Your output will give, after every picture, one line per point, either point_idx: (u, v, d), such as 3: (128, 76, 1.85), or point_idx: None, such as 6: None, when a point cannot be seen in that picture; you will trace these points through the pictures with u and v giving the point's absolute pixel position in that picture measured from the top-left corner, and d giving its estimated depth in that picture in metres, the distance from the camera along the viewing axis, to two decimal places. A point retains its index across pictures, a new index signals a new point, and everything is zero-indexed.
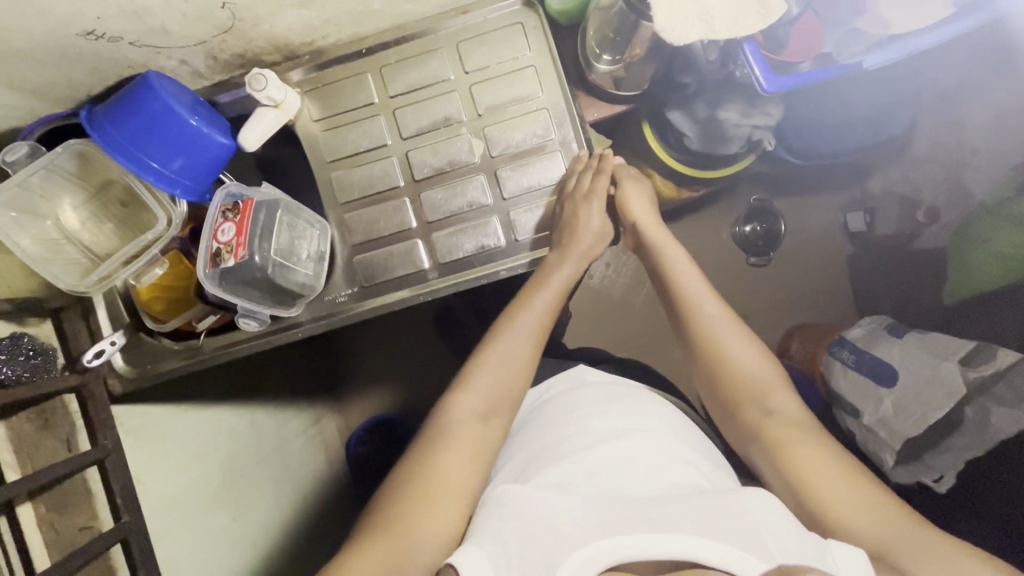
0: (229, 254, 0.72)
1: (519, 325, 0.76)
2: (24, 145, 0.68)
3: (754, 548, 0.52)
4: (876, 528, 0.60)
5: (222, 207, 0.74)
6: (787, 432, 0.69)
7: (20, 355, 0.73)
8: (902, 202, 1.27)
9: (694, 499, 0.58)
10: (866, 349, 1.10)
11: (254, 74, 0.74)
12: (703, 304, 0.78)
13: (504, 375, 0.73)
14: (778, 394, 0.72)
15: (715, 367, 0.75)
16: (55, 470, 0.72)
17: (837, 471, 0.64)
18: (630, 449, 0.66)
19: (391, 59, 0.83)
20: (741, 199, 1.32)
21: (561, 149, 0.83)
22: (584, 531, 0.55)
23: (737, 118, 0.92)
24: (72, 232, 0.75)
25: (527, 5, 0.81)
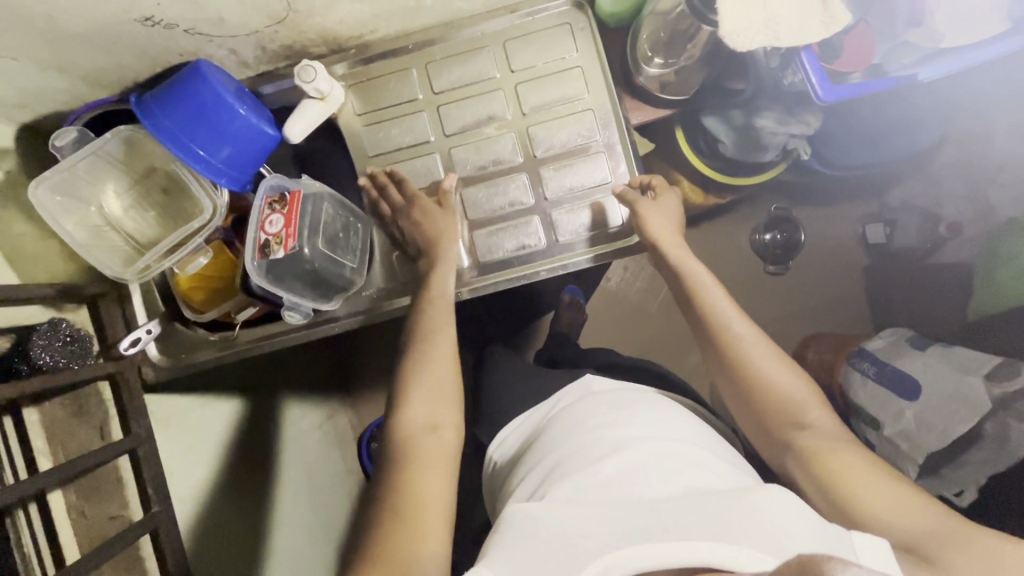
0: (278, 245, 0.70)
1: (436, 333, 0.73)
2: (72, 131, 0.68)
3: (770, 547, 0.53)
4: (915, 528, 0.59)
5: (268, 199, 0.72)
6: (825, 445, 0.66)
7: (58, 341, 0.73)
8: (921, 218, 1.25)
9: (710, 499, 0.58)
10: (888, 361, 1.10)
11: (303, 66, 0.74)
12: (731, 322, 0.75)
13: (440, 382, 0.70)
14: (814, 410, 0.69)
15: (746, 387, 0.72)
16: (88, 459, 0.71)
17: (874, 477, 0.63)
18: (650, 453, 0.65)
19: (437, 56, 0.83)
20: (761, 208, 1.32)
21: (604, 151, 0.82)
22: (597, 543, 0.55)
23: (774, 126, 0.91)
24: (115, 219, 0.75)
25: (577, 7, 0.81)
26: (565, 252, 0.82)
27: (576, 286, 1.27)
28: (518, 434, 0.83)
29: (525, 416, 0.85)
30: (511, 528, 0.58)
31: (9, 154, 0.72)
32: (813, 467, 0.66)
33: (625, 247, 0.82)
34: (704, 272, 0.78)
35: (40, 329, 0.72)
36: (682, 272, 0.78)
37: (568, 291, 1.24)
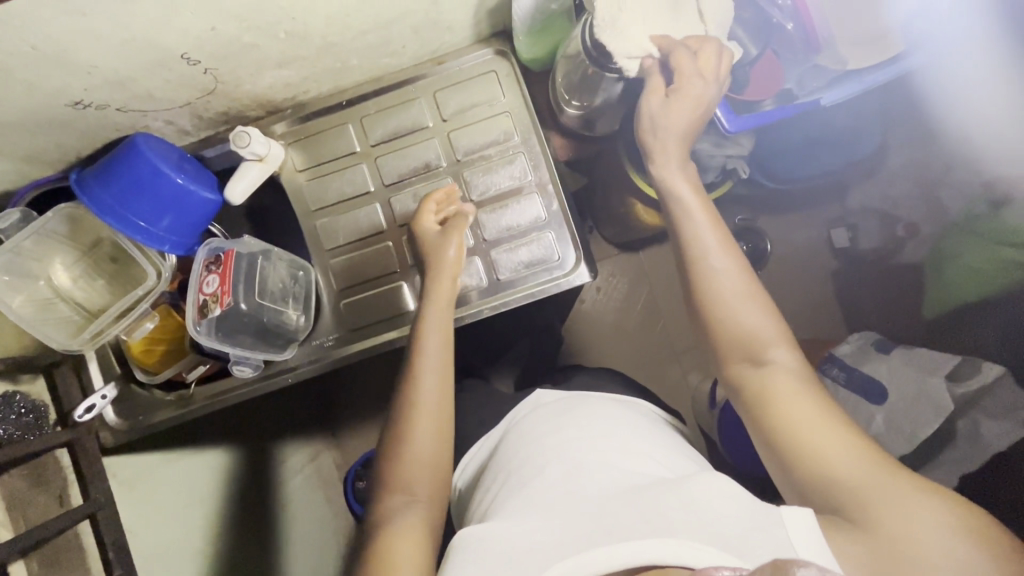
0: (215, 303, 0.72)
1: (422, 398, 0.69)
2: (15, 212, 0.72)
3: (709, 537, 0.52)
4: (849, 477, 0.55)
5: (205, 261, 0.75)
6: (784, 385, 0.61)
7: (12, 413, 0.75)
8: (882, 219, 1.25)
9: (647, 494, 0.58)
10: (856, 365, 1.09)
11: (237, 132, 0.77)
12: (708, 253, 0.67)
13: (426, 448, 0.67)
14: (779, 348, 0.64)
15: (712, 323, 0.67)
16: (46, 526, 0.73)
17: (815, 416, 0.59)
18: (589, 455, 0.66)
19: (370, 110, 0.86)
20: (726, 218, 1.30)
21: (538, 190, 0.85)
22: (541, 557, 0.54)
23: (711, 148, 0.98)
24: (64, 291, 0.77)
25: (500, 55, 0.85)
26: (507, 290, 0.85)
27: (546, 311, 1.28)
28: (480, 455, 0.82)
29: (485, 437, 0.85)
30: (463, 552, 0.59)
31: None
32: (764, 412, 0.62)
33: (565, 281, 0.84)
34: (685, 189, 0.69)
35: None
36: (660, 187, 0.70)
37: None
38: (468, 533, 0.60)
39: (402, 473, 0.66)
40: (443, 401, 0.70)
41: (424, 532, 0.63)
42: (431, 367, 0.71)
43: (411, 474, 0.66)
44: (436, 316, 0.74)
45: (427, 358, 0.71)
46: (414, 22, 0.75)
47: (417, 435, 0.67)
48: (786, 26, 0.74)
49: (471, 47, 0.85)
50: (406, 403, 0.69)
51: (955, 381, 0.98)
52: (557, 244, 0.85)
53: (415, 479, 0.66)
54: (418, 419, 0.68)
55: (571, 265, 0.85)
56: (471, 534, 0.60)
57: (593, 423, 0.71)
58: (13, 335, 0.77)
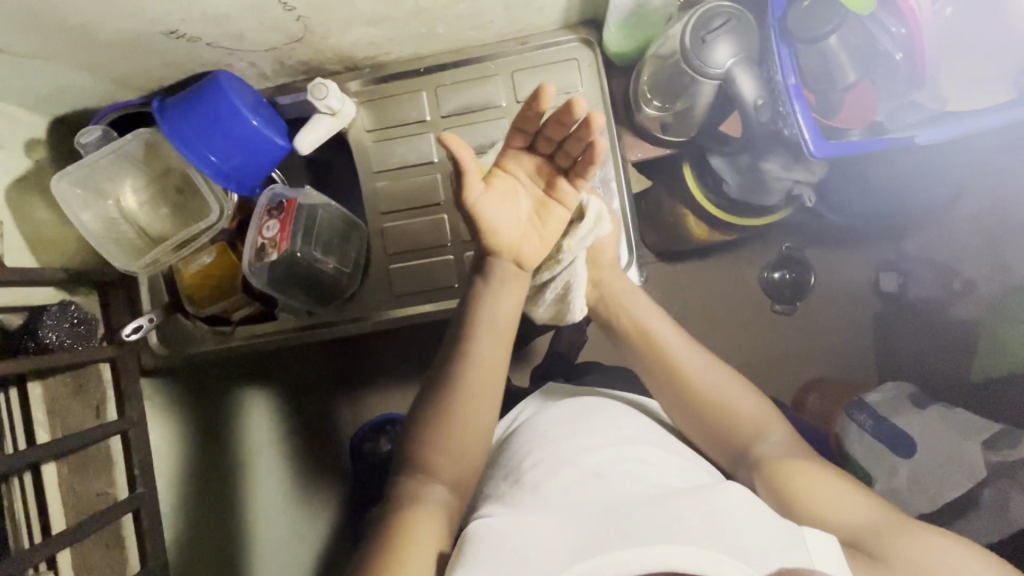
0: (273, 248, 0.73)
1: (465, 388, 0.65)
2: (97, 130, 0.72)
3: (729, 547, 0.52)
4: (857, 521, 0.62)
5: (267, 206, 0.76)
6: (782, 458, 0.69)
7: (65, 323, 0.78)
8: (940, 272, 1.20)
9: (668, 500, 0.58)
10: (887, 415, 1.06)
11: (316, 83, 0.78)
12: (686, 363, 0.74)
13: (465, 435, 0.65)
14: (771, 428, 0.72)
15: (707, 417, 0.73)
16: (82, 435, 0.76)
17: (815, 477, 0.66)
18: (605, 456, 0.66)
19: (446, 80, 0.86)
20: (772, 246, 1.26)
21: (601, 185, 0.84)
22: (561, 559, 0.53)
23: (779, 171, 0.97)
24: (129, 213, 0.78)
25: (585, 43, 0.83)
26: None
27: None
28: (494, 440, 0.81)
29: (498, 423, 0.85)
30: (479, 547, 0.57)
31: (40, 144, 0.79)
32: (780, 486, 0.67)
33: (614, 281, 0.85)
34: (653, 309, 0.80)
35: (50, 310, 0.77)
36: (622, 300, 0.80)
37: None
38: (482, 524, 0.60)
39: (432, 458, 0.64)
40: (493, 384, 0.67)
41: (445, 511, 0.63)
42: (486, 351, 0.66)
43: (446, 457, 0.64)
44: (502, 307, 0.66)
45: (477, 341, 0.66)
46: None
47: (459, 419, 0.65)
48: (895, 57, 0.68)
49: (558, 32, 0.83)
50: (446, 402, 0.64)
51: (992, 449, 0.95)
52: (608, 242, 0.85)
53: (450, 463, 0.65)
54: (459, 408, 0.65)
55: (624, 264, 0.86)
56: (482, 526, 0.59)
57: (614, 429, 0.71)
58: (75, 248, 0.81)
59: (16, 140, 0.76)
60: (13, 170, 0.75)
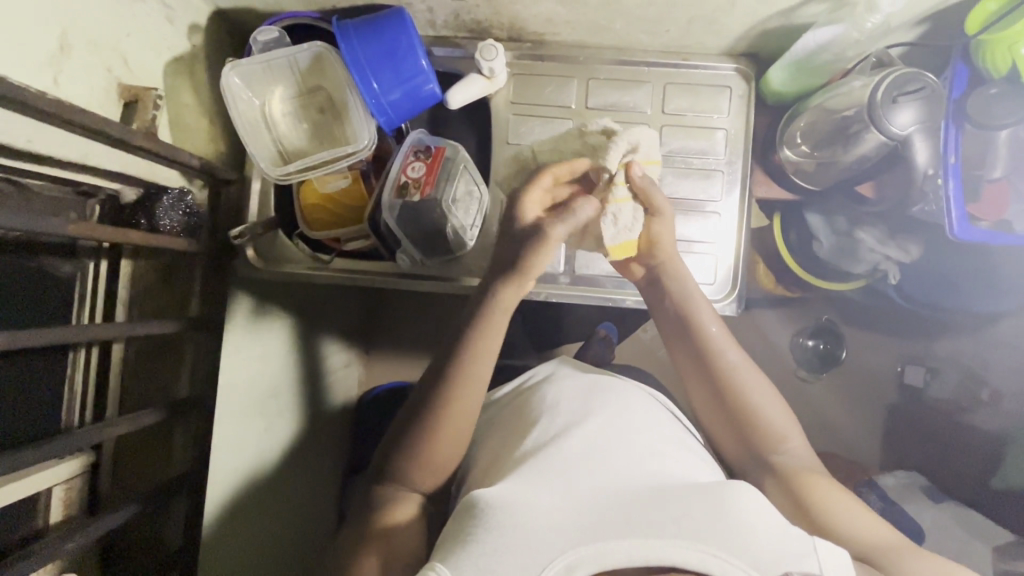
0: (415, 189, 0.76)
1: (457, 397, 0.70)
2: (275, 32, 0.73)
3: (734, 548, 0.53)
4: (865, 534, 0.67)
5: (412, 148, 0.79)
6: (803, 470, 0.74)
7: (179, 210, 0.77)
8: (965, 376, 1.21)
9: (676, 497, 0.59)
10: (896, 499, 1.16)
11: (487, 44, 0.80)
12: (727, 359, 0.78)
13: (451, 433, 0.70)
14: (795, 441, 0.77)
15: (740, 413, 0.77)
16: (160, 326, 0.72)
17: (829, 489, 0.72)
18: (608, 436, 0.69)
19: (600, 75, 0.87)
20: (812, 315, 1.30)
21: (721, 214, 0.87)
22: (562, 538, 0.55)
23: (874, 243, 1.00)
24: (273, 119, 0.78)
25: (743, 75, 0.85)
26: None
27: (610, 323, 1.36)
28: (497, 409, 0.85)
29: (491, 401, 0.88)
30: (489, 513, 0.58)
31: (199, 32, 0.79)
32: (795, 487, 0.72)
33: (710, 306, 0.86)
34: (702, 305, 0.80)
35: (170, 193, 0.76)
36: (673, 291, 0.80)
37: (602, 327, 1.34)
38: (483, 494, 0.61)
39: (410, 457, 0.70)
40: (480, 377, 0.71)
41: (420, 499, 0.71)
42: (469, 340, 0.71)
43: (424, 455, 0.70)
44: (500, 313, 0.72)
45: (477, 351, 0.71)
46: (694, 13, 0.76)
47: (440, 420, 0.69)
48: None
49: (720, 58, 0.85)
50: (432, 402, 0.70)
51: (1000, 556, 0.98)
52: (715, 268, 0.87)
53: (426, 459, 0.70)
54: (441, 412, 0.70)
55: (725, 292, 0.86)
56: (489, 492, 0.61)
57: (625, 417, 0.73)
58: (203, 139, 0.80)
59: (184, 21, 0.76)
60: (174, 48, 0.75)
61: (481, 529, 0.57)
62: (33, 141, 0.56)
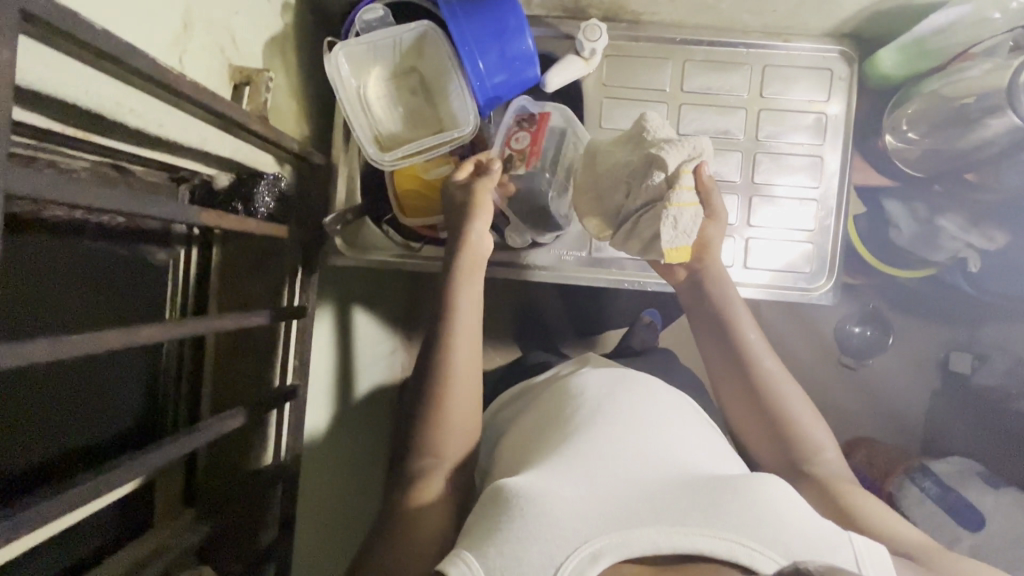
0: (520, 161, 0.77)
1: (452, 386, 0.68)
2: (380, 11, 0.71)
3: (764, 537, 0.51)
4: (909, 542, 0.62)
5: (516, 117, 0.79)
6: (840, 480, 0.69)
7: (272, 196, 0.73)
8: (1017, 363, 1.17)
9: (702, 486, 0.57)
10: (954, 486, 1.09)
11: (591, 24, 0.77)
12: (758, 358, 0.74)
13: (463, 409, 0.68)
14: (830, 449, 0.71)
15: (773, 416, 0.72)
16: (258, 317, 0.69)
17: (866, 499, 0.67)
18: (623, 425, 0.66)
19: (697, 57, 0.84)
20: (857, 301, 1.32)
21: (816, 202, 0.85)
22: (586, 526, 0.53)
23: (956, 231, 0.98)
24: (370, 102, 0.75)
25: (846, 58, 0.83)
26: (766, 281, 0.85)
27: (654, 311, 1.33)
28: (518, 404, 0.85)
29: (511, 397, 0.89)
30: (509, 500, 0.55)
31: (291, 9, 0.76)
32: (834, 495, 0.67)
33: (804, 296, 0.85)
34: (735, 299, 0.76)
35: (265, 177, 0.73)
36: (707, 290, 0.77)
37: (647, 313, 1.31)
38: (504, 482, 0.59)
39: (428, 440, 0.67)
40: (472, 344, 0.70)
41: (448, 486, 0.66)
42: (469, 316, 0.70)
43: (443, 431, 0.67)
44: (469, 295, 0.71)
45: (461, 338, 0.69)
46: None
47: (448, 393, 0.67)
48: None
49: (823, 39, 0.83)
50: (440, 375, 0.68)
51: None
52: (810, 257, 0.85)
53: (448, 437, 0.67)
54: (450, 388, 0.68)
55: (818, 282, 0.85)
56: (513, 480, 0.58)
57: (647, 404, 0.71)
58: (294, 122, 0.78)
59: None
60: (271, 27, 0.72)
61: (506, 513, 0.54)
62: (164, 126, 0.53)
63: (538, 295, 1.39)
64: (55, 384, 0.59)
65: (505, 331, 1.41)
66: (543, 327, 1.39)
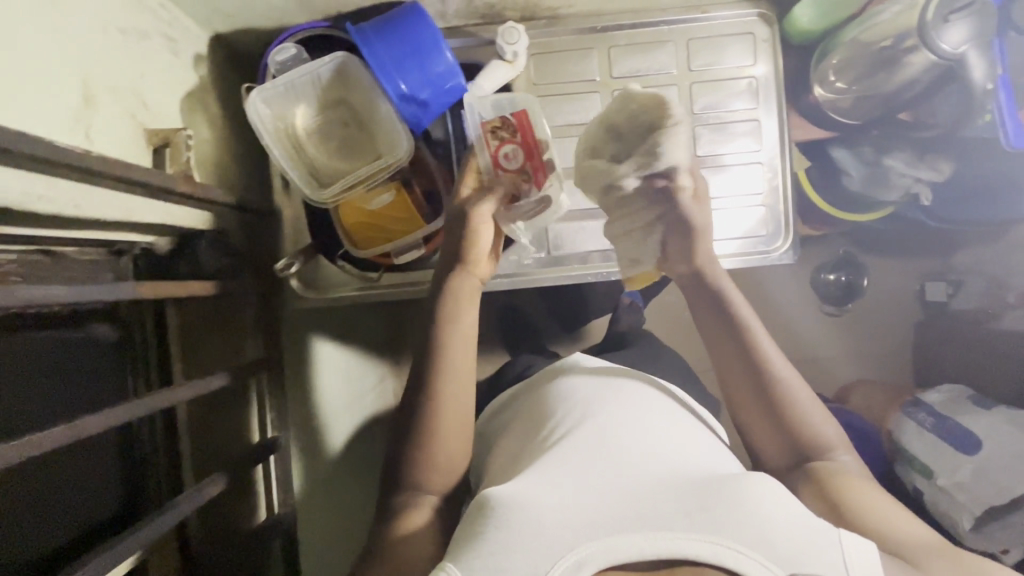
0: (530, 182, 0.74)
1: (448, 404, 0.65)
2: (292, 48, 0.70)
3: (753, 540, 0.49)
4: (913, 539, 0.56)
5: (486, 125, 0.73)
6: (847, 475, 0.62)
7: (217, 252, 0.73)
8: (989, 283, 1.26)
9: (692, 487, 0.55)
10: (948, 415, 1.07)
11: (507, 27, 0.77)
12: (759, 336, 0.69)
13: (454, 431, 0.65)
14: (839, 447, 0.65)
15: (775, 401, 0.66)
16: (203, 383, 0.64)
17: (875, 498, 0.60)
18: (613, 426, 0.64)
19: (620, 42, 0.84)
20: (829, 249, 1.33)
21: (760, 164, 0.86)
22: (572, 534, 0.51)
23: (905, 168, 0.99)
24: (302, 141, 0.75)
25: (764, 19, 0.83)
26: (726, 251, 0.86)
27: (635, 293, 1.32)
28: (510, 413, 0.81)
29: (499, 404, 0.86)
30: (495, 516, 0.54)
31: (204, 61, 0.75)
32: (828, 489, 0.61)
33: (765, 259, 0.86)
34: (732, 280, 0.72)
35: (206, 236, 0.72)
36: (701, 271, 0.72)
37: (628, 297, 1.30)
38: (492, 494, 0.57)
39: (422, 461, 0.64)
40: (465, 373, 0.67)
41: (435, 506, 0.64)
42: (460, 346, 0.67)
43: (434, 457, 0.65)
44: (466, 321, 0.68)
45: (447, 361, 0.66)
46: None
47: (438, 417, 0.65)
48: None
49: (740, 4, 0.83)
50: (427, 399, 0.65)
51: None
52: (765, 220, 0.86)
53: (441, 462, 0.65)
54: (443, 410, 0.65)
55: (775, 243, 0.86)
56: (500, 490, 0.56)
57: (642, 403, 0.69)
58: (228, 173, 0.76)
59: (188, 51, 0.71)
60: (185, 83, 0.70)
61: (488, 530, 0.53)
62: (80, 206, 0.52)
63: (516, 299, 1.38)
64: (12, 490, 0.57)
65: (490, 341, 1.40)
66: (526, 329, 1.38)
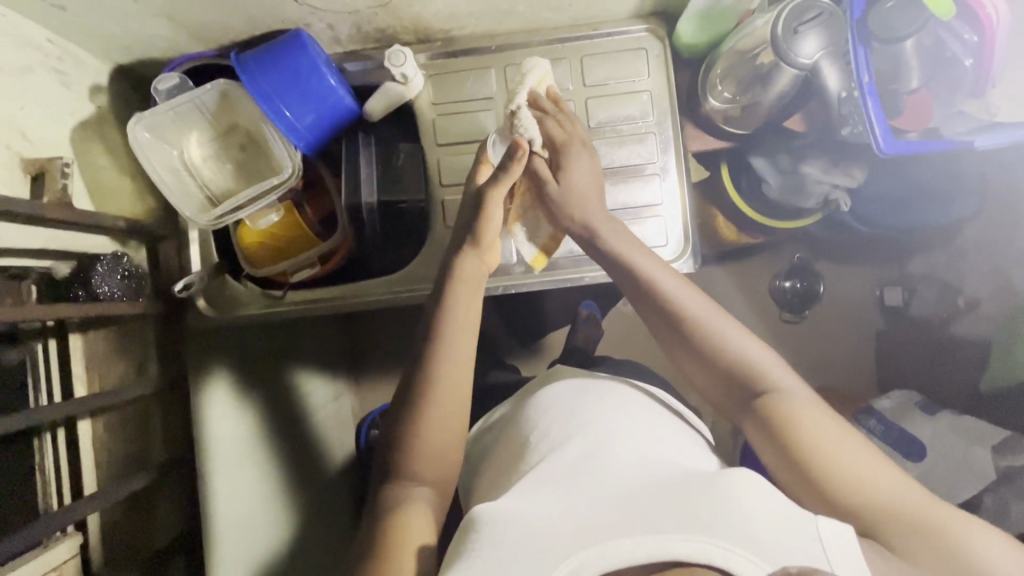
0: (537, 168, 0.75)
1: (442, 401, 0.63)
2: (175, 78, 0.73)
3: (741, 537, 0.46)
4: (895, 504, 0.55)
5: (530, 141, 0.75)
6: (804, 417, 0.60)
7: (117, 275, 0.74)
8: (942, 288, 1.17)
9: (677, 489, 0.52)
10: (895, 421, 1.03)
11: (394, 49, 0.78)
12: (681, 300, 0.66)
13: (447, 430, 0.63)
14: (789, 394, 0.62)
15: (716, 364, 0.65)
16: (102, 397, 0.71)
17: (842, 442, 0.58)
18: (614, 436, 0.61)
19: (516, 60, 0.87)
20: (784, 254, 1.23)
21: (660, 174, 0.86)
22: (562, 547, 0.48)
23: (820, 175, 0.93)
24: (193, 165, 0.77)
25: (654, 35, 0.85)
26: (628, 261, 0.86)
27: (591, 302, 1.28)
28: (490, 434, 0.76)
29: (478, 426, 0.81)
30: (486, 535, 0.51)
31: (104, 92, 0.78)
32: (786, 441, 0.60)
33: (668, 267, 0.86)
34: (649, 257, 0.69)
35: (103, 259, 0.74)
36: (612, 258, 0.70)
37: (581, 307, 1.26)
38: (480, 512, 0.55)
39: (409, 462, 0.62)
40: (458, 370, 0.65)
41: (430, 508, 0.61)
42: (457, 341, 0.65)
43: (427, 459, 0.62)
44: (462, 312, 0.66)
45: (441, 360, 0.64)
46: None
47: (431, 416, 0.62)
48: (963, 63, 0.74)
49: (629, 21, 0.85)
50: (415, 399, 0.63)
51: (999, 454, 0.92)
52: (668, 228, 0.86)
53: (432, 464, 0.62)
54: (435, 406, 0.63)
55: (678, 252, 0.86)
56: (488, 509, 0.54)
57: (623, 406, 0.67)
58: (128, 197, 0.79)
59: (83, 84, 0.74)
60: (78, 113, 0.73)
61: (475, 552, 0.50)
62: None
63: None
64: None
65: None
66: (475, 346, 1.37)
